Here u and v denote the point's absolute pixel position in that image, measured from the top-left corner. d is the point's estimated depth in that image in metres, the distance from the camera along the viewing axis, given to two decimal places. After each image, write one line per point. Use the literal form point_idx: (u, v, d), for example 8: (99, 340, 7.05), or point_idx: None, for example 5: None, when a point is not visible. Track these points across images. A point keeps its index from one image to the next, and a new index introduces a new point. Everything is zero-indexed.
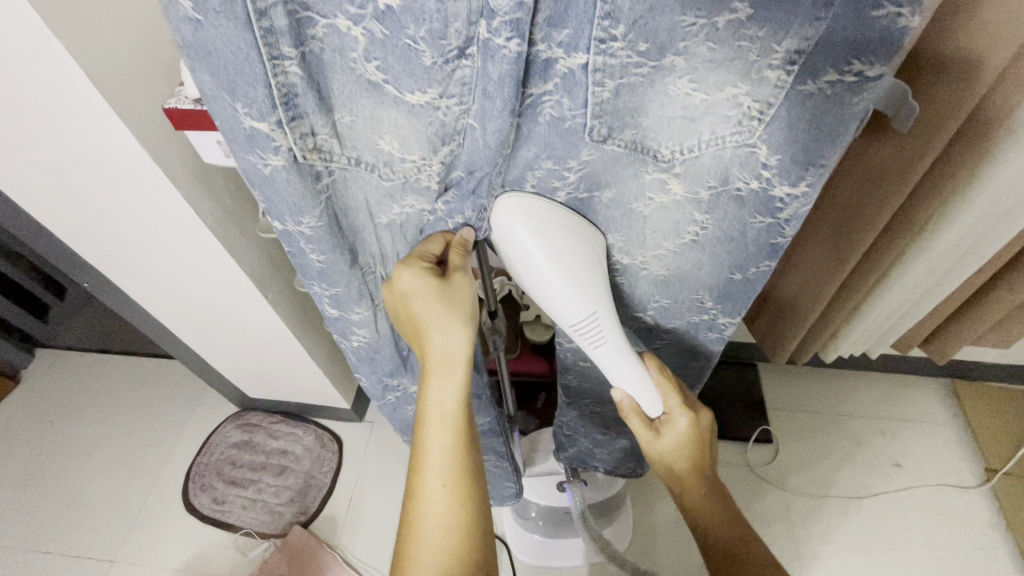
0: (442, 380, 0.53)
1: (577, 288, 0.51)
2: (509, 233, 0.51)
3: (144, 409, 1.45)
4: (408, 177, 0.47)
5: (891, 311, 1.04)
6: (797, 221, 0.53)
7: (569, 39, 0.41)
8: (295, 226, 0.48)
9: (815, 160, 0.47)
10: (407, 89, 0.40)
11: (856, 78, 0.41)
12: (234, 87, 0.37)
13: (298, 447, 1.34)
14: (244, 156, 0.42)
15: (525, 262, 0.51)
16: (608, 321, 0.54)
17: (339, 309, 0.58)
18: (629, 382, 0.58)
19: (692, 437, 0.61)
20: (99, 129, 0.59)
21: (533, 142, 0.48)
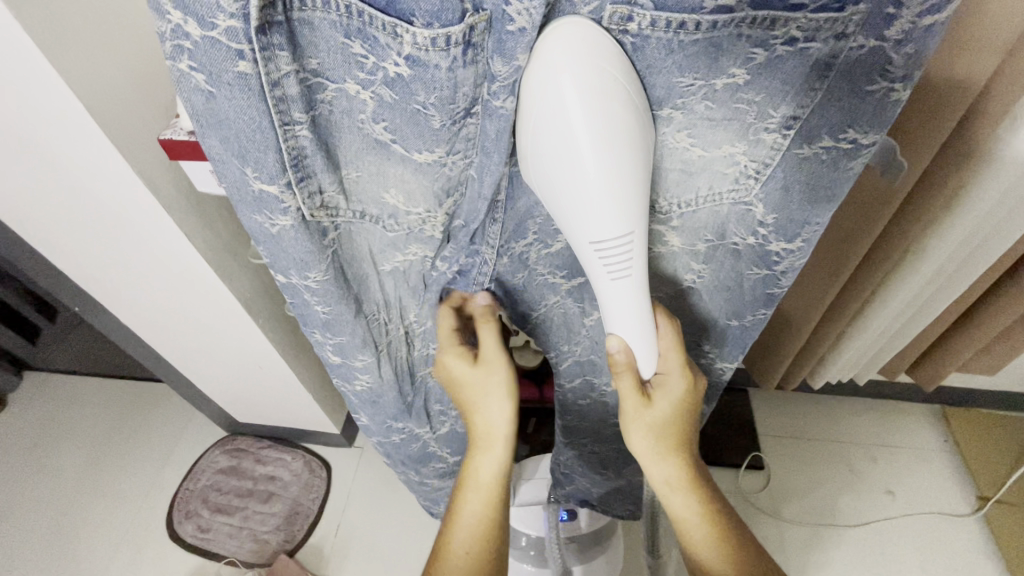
0: (488, 448, 0.56)
1: (613, 196, 0.38)
2: (548, 85, 0.35)
3: (130, 433, 1.42)
4: (412, 228, 0.47)
5: (879, 338, 1.06)
6: (792, 273, 0.55)
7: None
8: (301, 280, 0.47)
9: (811, 219, 0.49)
10: (415, 148, 0.40)
11: (851, 144, 0.44)
12: (245, 154, 0.36)
13: (286, 472, 1.32)
14: (249, 216, 0.41)
15: (567, 134, 0.35)
16: (638, 245, 0.41)
17: (342, 356, 0.58)
18: (630, 324, 0.47)
19: (678, 411, 0.54)
20: (93, 155, 0.59)
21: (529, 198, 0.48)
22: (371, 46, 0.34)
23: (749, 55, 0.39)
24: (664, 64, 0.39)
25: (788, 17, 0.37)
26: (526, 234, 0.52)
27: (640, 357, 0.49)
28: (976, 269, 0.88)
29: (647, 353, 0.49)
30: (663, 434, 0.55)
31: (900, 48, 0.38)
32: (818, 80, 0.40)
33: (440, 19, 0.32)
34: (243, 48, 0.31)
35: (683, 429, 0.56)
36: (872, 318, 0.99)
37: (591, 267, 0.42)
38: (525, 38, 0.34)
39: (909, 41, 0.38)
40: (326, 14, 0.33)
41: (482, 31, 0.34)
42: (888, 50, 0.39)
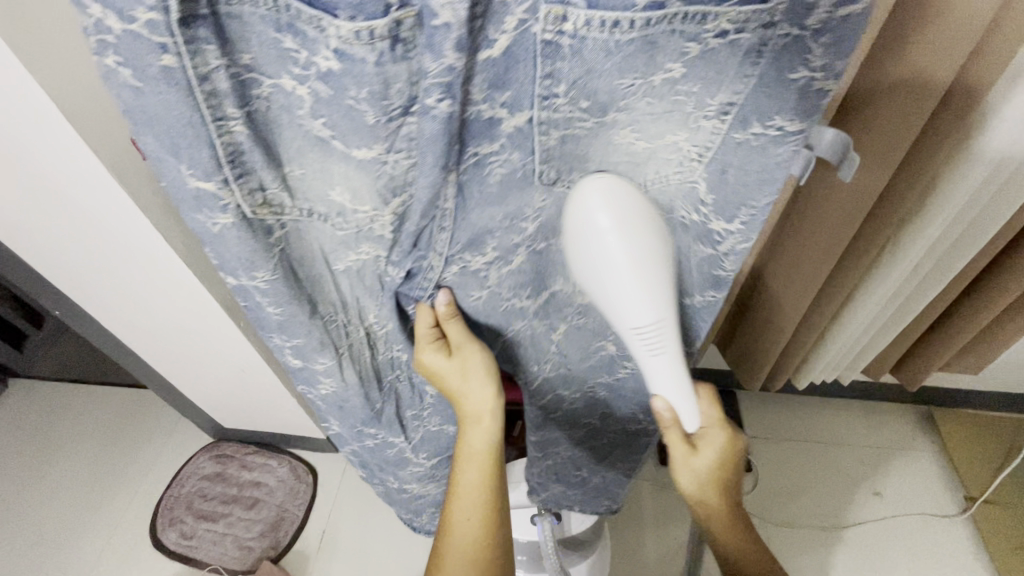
0: (476, 429, 0.60)
1: (649, 294, 0.47)
2: (587, 224, 0.46)
3: (117, 439, 1.41)
4: (361, 227, 0.47)
5: (861, 336, 1.06)
6: (737, 257, 0.54)
7: (511, 100, 0.42)
8: (248, 280, 0.47)
9: (746, 201, 0.48)
10: (354, 145, 0.40)
11: (778, 132, 0.43)
12: (179, 150, 0.36)
13: (271, 478, 1.31)
14: (191, 215, 0.41)
15: (606, 260, 0.46)
16: (672, 329, 0.50)
17: (302, 360, 0.57)
18: (675, 388, 0.52)
19: (724, 458, 0.60)
20: (75, 162, 0.58)
21: (483, 204, 0.48)
22: (302, 41, 0.35)
23: (682, 49, 0.39)
24: (606, 66, 0.40)
25: (718, 11, 0.37)
26: (485, 248, 0.52)
27: (684, 417, 0.54)
28: (953, 266, 0.89)
29: (691, 413, 0.54)
30: (712, 475, 0.60)
31: (819, 38, 0.39)
32: (751, 64, 0.40)
33: (363, 12, 0.32)
34: (166, 41, 0.31)
35: (730, 471, 0.61)
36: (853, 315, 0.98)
37: (636, 350, 0.51)
38: (452, 34, 0.34)
39: (827, 31, 0.39)
40: (253, 8, 0.33)
41: (410, 26, 0.34)
42: (806, 40, 0.39)
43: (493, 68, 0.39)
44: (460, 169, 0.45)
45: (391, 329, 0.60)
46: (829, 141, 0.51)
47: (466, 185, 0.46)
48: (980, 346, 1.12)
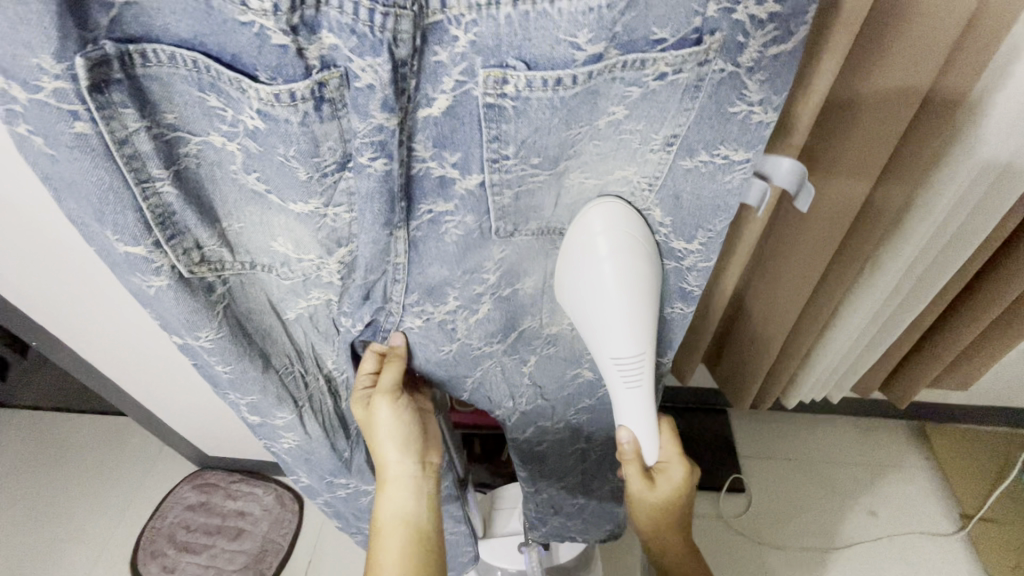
0: (394, 492, 0.57)
1: (633, 323, 0.46)
2: (586, 244, 0.46)
3: (98, 469, 1.38)
4: (308, 274, 0.47)
5: (847, 355, 1.05)
6: (700, 274, 0.52)
7: (458, 161, 0.41)
8: (193, 339, 0.45)
9: (702, 223, 0.48)
10: (290, 198, 0.39)
11: (725, 159, 0.44)
12: (102, 216, 0.35)
13: (256, 507, 1.28)
14: (126, 278, 0.40)
15: (597, 283, 0.46)
16: (653, 364, 0.48)
17: (260, 416, 0.56)
18: (646, 425, 0.49)
19: (678, 500, 0.57)
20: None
21: (434, 258, 0.47)
22: (226, 100, 0.34)
23: (624, 94, 0.39)
24: (553, 122, 0.40)
25: (656, 57, 0.37)
26: (447, 298, 0.51)
27: (648, 454, 0.51)
28: (932, 286, 0.89)
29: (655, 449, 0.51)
30: (662, 513, 0.58)
31: (753, 75, 0.39)
32: (690, 99, 0.40)
33: (284, 74, 0.32)
34: (77, 108, 0.30)
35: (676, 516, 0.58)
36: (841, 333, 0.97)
37: (611, 380, 0.49)
38: (376, 95, 0.33)
39: (759, 69, 0.39)
40: (173, 70, 0.32)
41: (335, 87, 0.33)
42: (742, 76, 0.39)
43: (437, 126, 0.39)
44: (413, 227, 0.44)
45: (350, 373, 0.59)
46: (786, 171, 0.52)
47: (420, 241, 0.45)
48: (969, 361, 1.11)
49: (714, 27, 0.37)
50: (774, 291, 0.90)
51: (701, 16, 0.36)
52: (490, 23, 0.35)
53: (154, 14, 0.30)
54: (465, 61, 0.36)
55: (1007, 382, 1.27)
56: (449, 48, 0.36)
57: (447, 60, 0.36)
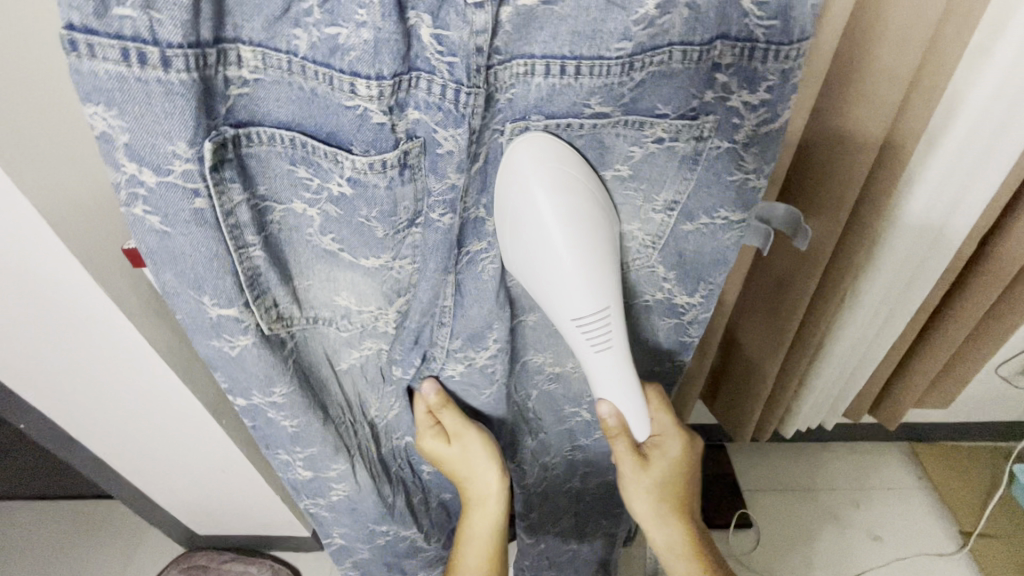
0: (480, 513, 0.60)
1: (589, 276, 0.44)
2: (517, 189, 0.42)
3: (78, 560, 1.30)
4: (365, 325, 0.49)
5: (837, 380, 1.10)
6: (698, 323, 0.61)
7: (496, 206, 0.46)
8: (263, 397, 0.47)
9: (704, 277, 0.56)
10: (362, 255, 0.43)
11: (724, 220, 0.52)
12: (202, 282, 0.38)
13: None
14: (207, 342, 0.42)
15: (542, 237, 0.43)
16: (616, 319, 0.47)
17: (313, 470, 0.57)
18: (620, 393, 0.52)
19: (677, 469, 0.59)
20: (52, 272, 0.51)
21: (476, 299, 0.50)
22: (314, 170, 0.38)
23: (628, 153, 0.46)
24: None
25: (653, 121, 0.44)
26: (486, 342, 0.54)
27: (629, 419, 0.54)
28: (902, 314, 0.96)
29: (638, 415, 0.54)
30: (661, 491, 0.58)
31: (749, 148, 0.47)
32: (689, 169, 0.48)
33: (376, 146, 0.36)
34: (199, 186, 0.34)
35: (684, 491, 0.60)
36: (832, 358, 1.03)
37: (576, 342, 0.48)
38: (453, 159, 0.37)
39: (754, 144, 0.47)
40: (272, 147, 0.36)
41: (416, 154, 0.37)
42: (736, 150, 0.47)
43: (483, 176, 0.44)
44: (457, 270, 0.47)
45: (392, 417, 0.61)
46: (782, 215, 0.60)
47: (464, 282, 0.49)
48: (946, 381, 1.19)
49: (709, 109, 0.45)
50: (761, 323, 0.96)
51: (698, 99, 0.44)
52: (525, 88, 0.40)
53: (260, 102, 0.34)
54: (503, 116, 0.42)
55: (980, 400, 1.35)
56: (493, 107, 0.41)
57: (490, 114, 0.42)
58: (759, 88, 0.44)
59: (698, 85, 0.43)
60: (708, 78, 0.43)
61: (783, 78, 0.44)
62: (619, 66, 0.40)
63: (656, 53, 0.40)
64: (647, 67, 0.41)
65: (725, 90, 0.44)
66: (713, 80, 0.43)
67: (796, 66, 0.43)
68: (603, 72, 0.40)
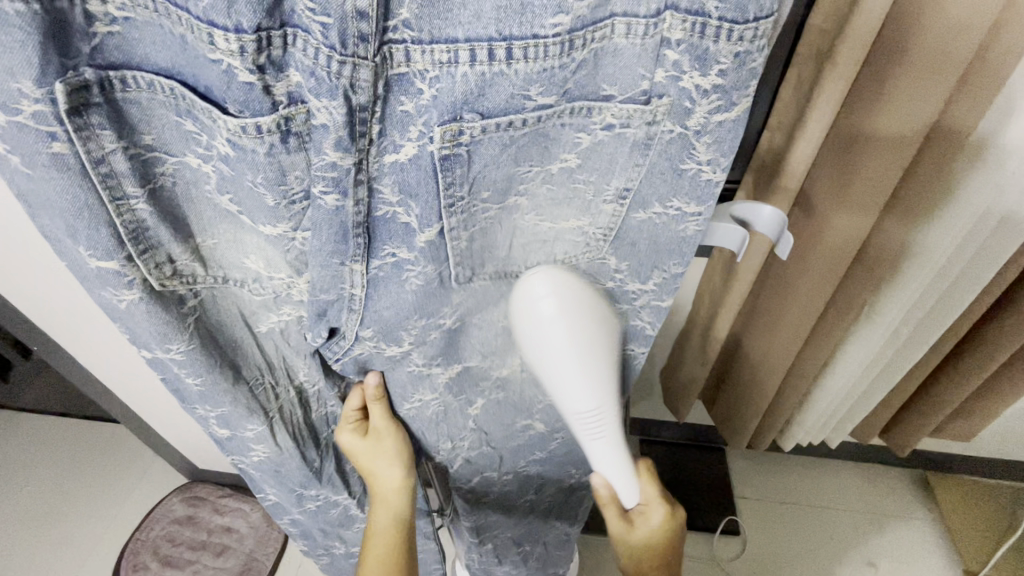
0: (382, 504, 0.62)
1: (588, 383, 0.48)
2: (533, 307, 0.46)
3: (92, 477, 1.38)
4: (279, 292, 0.47)
5: (844, 401, 1.03)
6: (651, 311, 0.56)
7: (419, 213, 0.41)
8: (164, 352, 0.46)
9: (658, 265, 0.51)
10: (259, 220, 0.40)
11: (678, 212, 0.46)
12: (76, 231, 0.36)
13: (243, 524, 1.27)
14: (97, 292, 0.41)
15: (546, 347, 0.46)
16: (611, 418, 0.50)
17: (229, 428, 0.57)
18: (620, 474, 0.54)
19: (669, 530, 0.56)
20: None
21: (390, 301, 0.47)
22: (200, 125, 0.35)
23: (575, 140, 0.41)
24: (501, 159, 0.40)
25: (602, 106, 0.39)
26: (402, 339, 0.51)
27: (622, 495, 0.55)
28: (932, 334, 0.87)
29: (630, 492, 0.54)
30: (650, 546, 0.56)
31: (699, 137, 0.41)
32: (641, 155, 0.42)
33: (250, 108, 0.33)
34: (55, 130, 0.32)
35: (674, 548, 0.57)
36: (838, 375, 0.96)
37: (577, 433, 0.51)
38: (331, 135, 0.34)
39: (705, 133, 0.41)
40: (152, 95, 0.34)
41: (302, 121, 0.34)
42: (690, 139, 0.41)
43: (403, 173, 0.38)
44: (374, 267, 0.44)
45: (321, 385, 0.59)
46: (768, 218, 0.54)
47: (380, 280, 0.45)
48: (968, 412, 1.09)
49: (662, 92, 0.39)
50: (774, 330, 0.87)
51: (648, 81, 0.39)
52: (451, 80, 0.35)
53: (136, 44, 0.32)
54: (428, 114, 0.36)
55: (1009, 437, 1.24)
56: (415, 99, 0.36)
57: (413, 109, 0.36)
58: (710, 71, 0.38)
59: (648, 63, 0.38)
60: (655, 55, 0.37)
61: (737, 62, 0.38)
62: (557, 47, 0.35)
63: (598, 28, 0.36)
64: (591, 44, 0.36)
65: (676, 69, 0.38)
66: (661, 58, 0.38)
67: (754, 49, 0.37)
68: (540, 55, 0.35)
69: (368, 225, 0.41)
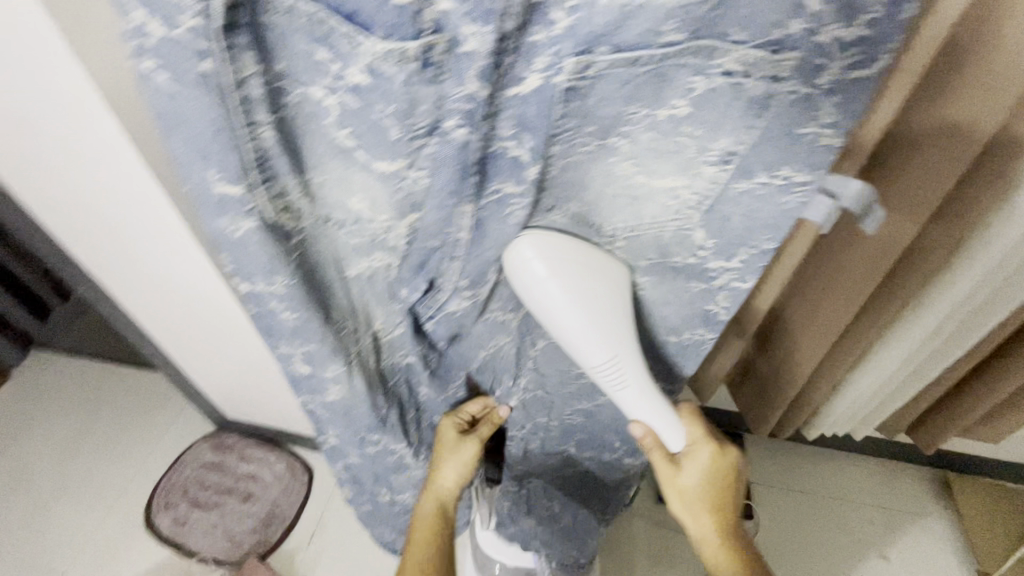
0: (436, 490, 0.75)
1: (598, 333, 0.53)
2: (525, 270, 0.50)
3: (139, 420, 1.59)
4: (376, 235, 0.49)
5: (873, 392, 1.03)
6: (729, 292, 0.57)
7: (533, 147, 0.42)
8: (264, 285, 0.47)
9: (747, 241, 0.52)
10: (376, 156, 0.41)
11: (785, 181, 0.46)
12: (209, 154, 0.37)
13: (267, 473, 1.46)
14: (213, 221, 0.42)
15: (544, 304, 0.52)
16: (629, 365, 0.56)
17: (311, 366, 0.58)
18: (654, 418, 0.60)
19: (715, 473, 0.62)
20: (89, 118, 0.58)
21: (492, 240, 0.49)
22: (336, 53, 0.35)
23: (689, 86, 0.41)
24: (617, 96, 0.41)
25: (728, 47, 0.38)
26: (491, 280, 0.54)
27: (663, 438, 0.61)
28: (975, 331, 0.87)
29: (668, 432, 0.61)
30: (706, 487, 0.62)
31: (829, 97, 0.41)
32: (755, 116, 0.42)
33: (397, 33, 0.34)
34: (208, 46, 0.33)
35: (725, 490, 0.63)
36: (873, 366, 0.96)
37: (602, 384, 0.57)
38: (474, 64, 0.35)
39: (837, 92, 0.41)
40: (291, 19, 0.34)
41: (441, 51, 0.35)
42: (816, 98, 0.41)
43: (523, 106, 0.40)
44: (480, 205, 0.46)
45: (395, 334, 0.61)
46: (854, 191, 0.52)
47: (485, 220, 0.47)
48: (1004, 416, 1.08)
49: (795, 45, 0.38)
50: (812, 320, 0.86)
51: (782, 31, 0.38)
52: (590, 11, 0.35)
53: None
54: (559, 45, 0.37)
55: None
56: (548, 29, 0.37)
57: (544, 40, 0.37)
58: (856, 21, 0.38)
59: (781, 10, 0.37)
60: (793, 6, 0.37)
61: (890, 9, 0.37)
62: None
63: None
64: None
65: (815, 22, 0.37)
66: (801, 8, 0.37)
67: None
68: None
69: (482, 162, 0.43)
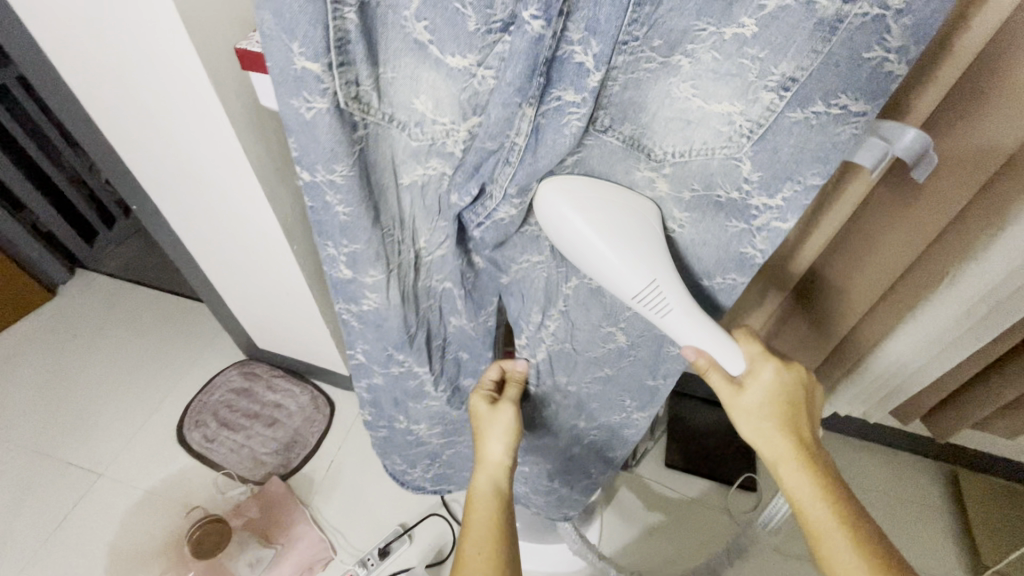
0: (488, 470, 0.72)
1: (635, 257, 0.55)
2: (556, 212, 0.56)
3: (185, 348, 1.83)
4: (436, 139, 0.52)
5: (893, 373, 1.13)
6: (768, 234, 0.58)
7: (598, 52, 0.44)
8: (326, 175, 0.51)
9: (793, 175, 0.52)
10: (449, 51, 0.45)
11: (841, 110, 0.47)
12: (292, 27, 0.41)
13: (292, 404, 1.66)
14: (289, 101, 0.46)
15: (578, 238, 0.55)
16: (669, 288, 0.57)
17: (354, 270, 0.63)
18: (703, 339, 0.61)
19: (777, 387, 0.65)
20: (169, 39, 0.72)
21: (546, 148, 0.50)
22: None
23: (759, 4, 0.43)
24: (687, 7, 0.44)
25: None
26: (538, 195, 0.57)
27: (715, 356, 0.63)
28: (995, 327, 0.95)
29: (720, 352, 0.63)
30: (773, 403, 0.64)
31: (901, 18, 0.41)
32: (821, 40, 0.43)
33: None
34: None
35: (793, 402, 0.65)
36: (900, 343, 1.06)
37: (646, 315, 0.59)
38: None
39: (909, 12, 0.41)
40: None
41: None
42: (888, 19, 0.42)
43: (595, 9, 0.42)
44: (540, 111, 0.49)
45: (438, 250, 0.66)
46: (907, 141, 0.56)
47: (543, 125, 0.50)
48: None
49: None
50: (848, 283, 1.00)
51: None
52: None
53: None
54: None
55: None
56: None
57: None
58: None
59: None
60: None
61: None
62: None
63: None
64: None
65: None
66: None
67: None
68: None
69: (549, 65, 0.46)
